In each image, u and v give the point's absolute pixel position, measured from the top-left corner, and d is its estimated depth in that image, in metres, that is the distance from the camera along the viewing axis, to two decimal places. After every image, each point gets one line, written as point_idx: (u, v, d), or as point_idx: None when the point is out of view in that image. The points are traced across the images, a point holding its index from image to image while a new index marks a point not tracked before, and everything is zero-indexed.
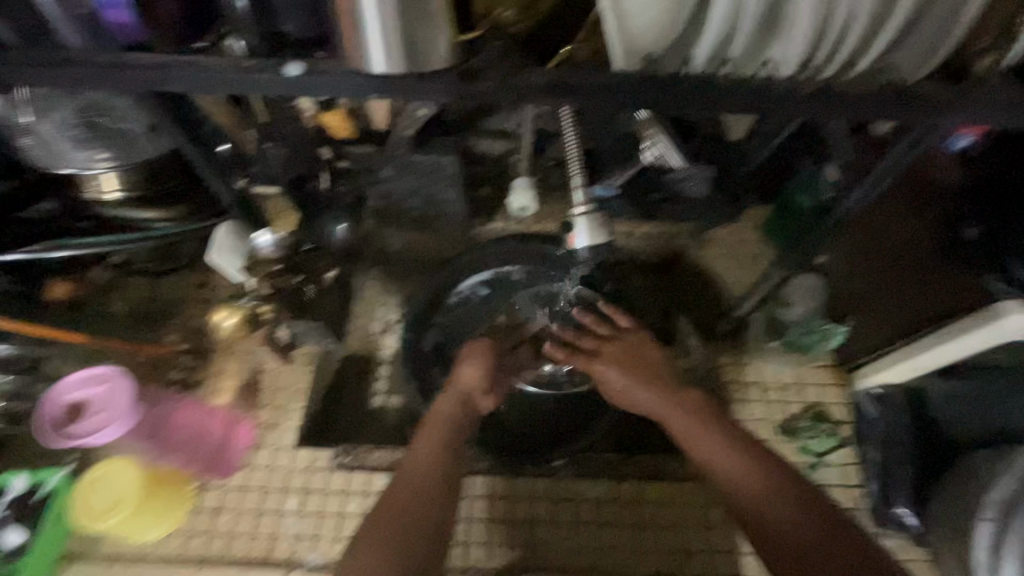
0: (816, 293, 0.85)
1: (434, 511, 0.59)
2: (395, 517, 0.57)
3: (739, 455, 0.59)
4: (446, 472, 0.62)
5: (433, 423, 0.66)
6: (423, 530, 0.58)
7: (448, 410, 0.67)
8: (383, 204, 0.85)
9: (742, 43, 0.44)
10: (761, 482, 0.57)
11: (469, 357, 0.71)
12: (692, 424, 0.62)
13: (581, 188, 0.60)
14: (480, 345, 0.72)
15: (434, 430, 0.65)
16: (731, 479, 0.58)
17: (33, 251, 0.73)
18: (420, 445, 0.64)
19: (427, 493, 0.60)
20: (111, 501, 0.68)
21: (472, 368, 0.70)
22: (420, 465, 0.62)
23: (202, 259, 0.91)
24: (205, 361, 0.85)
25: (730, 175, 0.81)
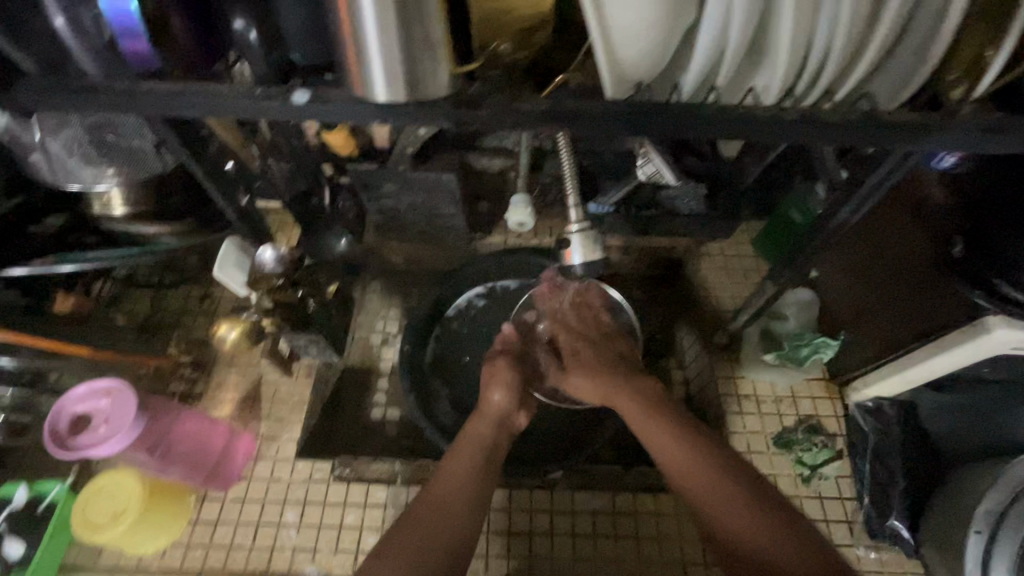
0: (810, 309, 0.86)
1: (463, 533, 0.60)
2: (418, 534, 0.58)
3: (731, 486, 0.57)
4: (473, 492, 0.63)
5: (467, 445, 0.68)
6: (445, 545, 0.58)
7: (484, 431, 0.70)
8: (383, 220, 0.87)
9: (726, 71, 0.48)
10: (758, 515, 0.55)
11: (497, 383, 0.75)
12: (675, 450, 0.61)
13: (576, 207, 0.62)
14: (503, 368, 0.76)
15: (467, 454, 0.67)
16: (722, 511, 0.56)
17: (37, 267, 0.74)
18: (452, 465, 0.65)
19: (456, 511, 0.61)
20: (109, 515, 0.67)
21: (502, 394, 0.74)
22: (447, 485, 0.63)
23: (207, 273, 0.95)
24: (207, 373, 0.86)
25: (725, 195, 0.83)
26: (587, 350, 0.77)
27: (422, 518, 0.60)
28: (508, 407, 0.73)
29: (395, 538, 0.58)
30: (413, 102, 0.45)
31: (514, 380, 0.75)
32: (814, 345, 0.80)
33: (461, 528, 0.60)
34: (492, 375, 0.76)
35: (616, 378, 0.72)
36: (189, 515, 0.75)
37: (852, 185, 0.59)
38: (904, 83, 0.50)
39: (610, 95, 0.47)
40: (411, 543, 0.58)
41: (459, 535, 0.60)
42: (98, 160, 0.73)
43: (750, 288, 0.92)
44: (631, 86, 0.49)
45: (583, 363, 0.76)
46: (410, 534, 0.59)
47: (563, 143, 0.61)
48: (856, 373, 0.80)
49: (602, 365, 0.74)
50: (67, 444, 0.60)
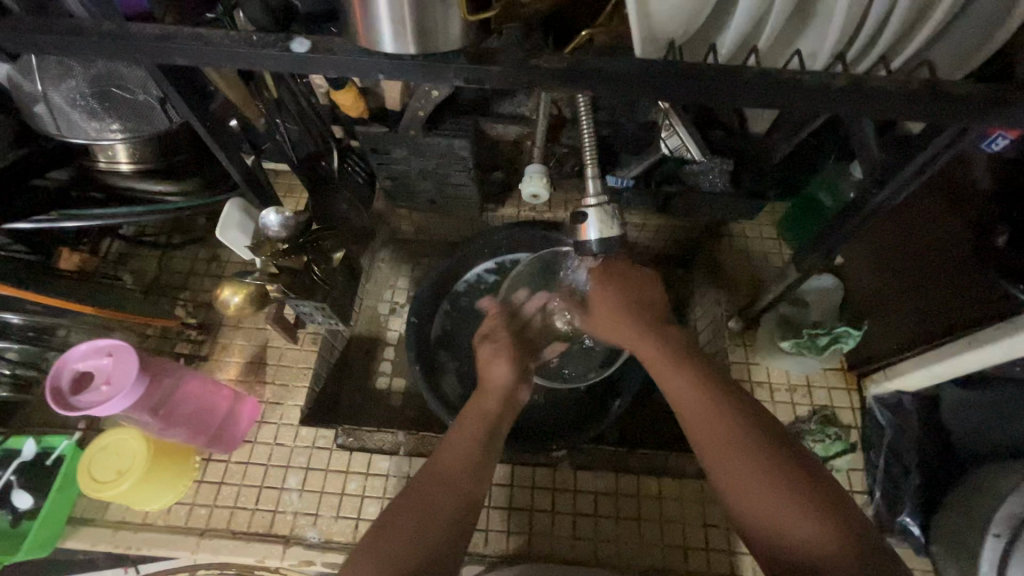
0: (830, 297, 0.83)
1: (463, 507, 0.59)
2: (419, 505, 0.57)
3: (762, 454, 0.54)
4: (476, 463, 0.61)
5: (473, 416, 0.66)
6: (446, 518, 0.57)
7: (489, 406, 0.67)
8: (393, 186, 0.85)
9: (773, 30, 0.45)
10: (783, 484, 0.52)
11: (499, 358, 0.72)
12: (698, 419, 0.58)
13: (595, 179, 0.59)
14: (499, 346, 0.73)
15: (472, 425, 0.65)
16: (747, 489, 0.53)
17: (41, 222, 0.72)
18: (455, 437, 0.63)
19: (457, 484, 0.59)
20: (114, 473, 0.67)
21: (505, 368, 0.71)
22: (449, 458, 0.61)
23: (215, 235, 0.93)
24: (213, 336, 0.86)
25: (751, 171, 0.79)
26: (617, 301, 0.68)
27: (422, 493, 0.58)
28: (510, 381, 0.70)
29: (398, 516, 0.57)
30: (423, 55, 0.42)
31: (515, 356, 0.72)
32: (834, 334, 0.76)
33: (462, 502, 0.59)
34: (493, 353, 0.73)
35: (636, 326, 0.67)
36: (193, 475, 0.76)
37: (894, 164, 0.55)
38: (977, 50, 0.50)
39: (641, 56, 0.45)
40: (412, 519, 0.56)
41: (457, 511, 0.58)
42: (100, 114, 0.71)
43: (767, 273, 0.89)
44: (662, 45, 0.46)
45: (617, 307, 0.68)
46: (411, 510, 0.57)
47: (584, 108, 0.57)
48: (876, 366, 0.77)
49: (633, 306, 0.67)
50: (66, 400, 0.59)
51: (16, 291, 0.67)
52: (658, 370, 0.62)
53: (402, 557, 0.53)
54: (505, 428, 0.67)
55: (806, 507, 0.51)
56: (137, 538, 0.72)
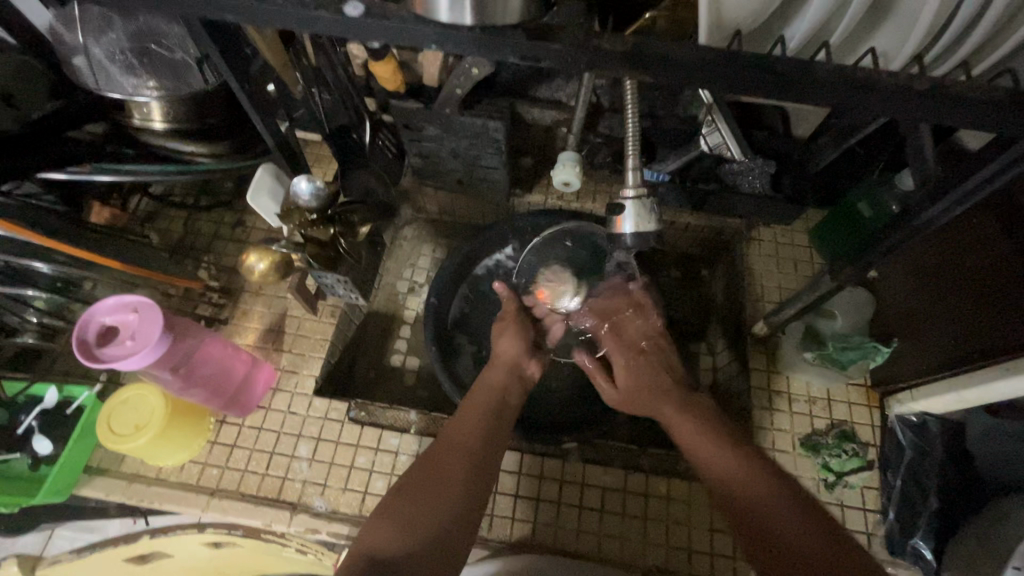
0: (860, 309, 0.81)
1: (472, 481, 0.59)
2: (426, 478, 0.58)
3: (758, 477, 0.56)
4: (486, 434, 0.63)
5: (482, 390, 0.68)
6: (455, 488, 0.58)
7: (495, 381, 0.70)
8: (422, 163, 0.84)
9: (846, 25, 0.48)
10: (772, 504, 0.53)
11: (507, 334, 0.76)
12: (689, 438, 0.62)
13: (634, 170, 0.57)
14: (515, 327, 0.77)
15: (480, 402, 0.66)
16: (734, 492, 0.55)
17: (73, 174, 0.73)
18: (466, 411, 0.65)
19: (466, 454, 0.60)
20: (132, 428, 0.68)
21: (511, 342, 0.75)
22: (460, 431, 0.63)
23: (241, 200, 0.94)
24: (234, 301, 0.86)
25: (793, 175, 0.77)
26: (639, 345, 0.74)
27: (433, 458, 0.60)
28: (516, 354, 0.74)
29: (411, 481, 0.59)
30: (480, 27, 0.41)
31: (523, 333, 0.76)
32: (863, 349, 0.75)
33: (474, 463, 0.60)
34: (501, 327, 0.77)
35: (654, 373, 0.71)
36: (207, 436, 0.77)
37: (950, 181, 0.52)
38: None
39: (702, 44, 0.48)
40: (421, 484, 0.58)
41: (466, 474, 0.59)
42: (137, 69, 0.71)
43: (797, 281, 0.86)
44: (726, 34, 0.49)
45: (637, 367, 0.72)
46: (420, 483, 0.58)
47: (631, 93, 0.55)
48: (902, 386, 0.75)
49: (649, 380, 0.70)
50: (95, 353, 0.60)
51: (47, 240, 0.68)
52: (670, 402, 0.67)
53: (417, 516, 0.55)
54: (514, 401, 0.69)
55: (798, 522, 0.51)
56: (150, 492, 0.74)
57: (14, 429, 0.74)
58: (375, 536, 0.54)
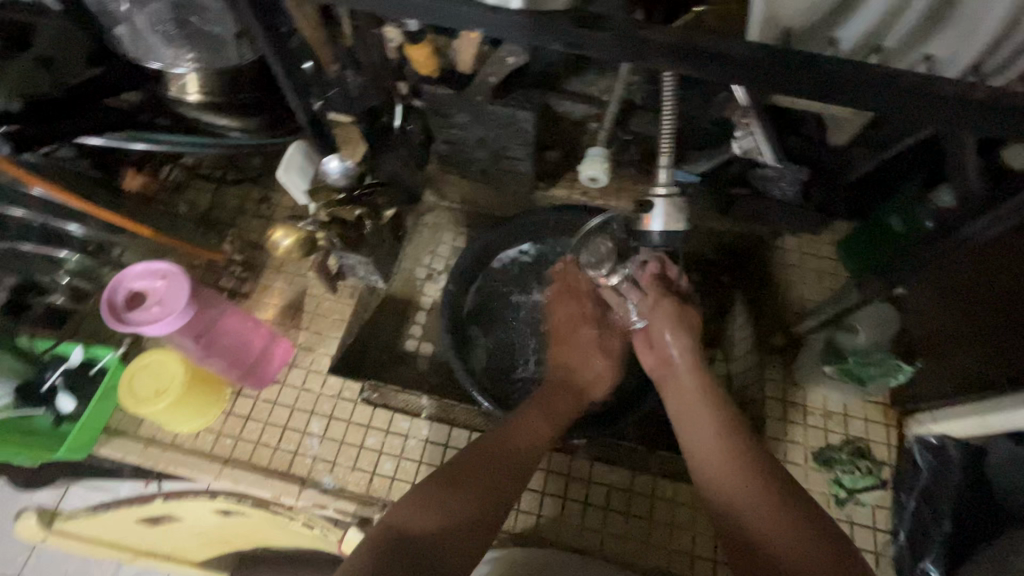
0: (886, 325, 0.78)
1: (511, 475, 0.66)
2: (471, 464, 0.65)
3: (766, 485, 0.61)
4: (534, 435, 0.70)
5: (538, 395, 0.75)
6: (494, 480, 0.65)
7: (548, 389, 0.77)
8: (449, 151, 0.84)
9: (904, 30, 0.50)
10: (774, 506, 0.59)
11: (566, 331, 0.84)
12: (710, 446, 0.65)
13: (667, 168, 0.57)
14: (573, 316, 0.85)
15: (534, 407, 0.73)
16: (736, 497, 0.61)
17: (113, 140, 0.76)
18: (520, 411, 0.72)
19: (511, 449, 0.67)
20: (152, 392, 0.71)
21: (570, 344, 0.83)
22: (510, 427, 0.69)
23: (268, 177, 0.95)
24: (256, 276, 0.87)
25: (824, 185, 0.75)
26: (678, 334, 0.77)
27: (481, 454, 0.66)
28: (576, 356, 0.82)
29: (456, 468, 0.65)
30: (528, 11, 0.41)
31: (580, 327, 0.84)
32: (884, 366, 0.74)
33: (517, 473, 0.66)
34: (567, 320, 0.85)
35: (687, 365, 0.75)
36: (222, 406, 0.78)
37: (995, 197, 0.53)
38: None
39: (752, 38, 0.51)
40: (465, 470, 0.65)
41: (507, 479, 0.66)
42: (176, 42, 0.75)
43: (821, 294, 0.85)
44: (780, 33, 0.52)
45: (682, 351, 0.76)
46: (465, 467, 0.65)
47: (670, 86, 0.55)
48: (924, 407, 0.74)
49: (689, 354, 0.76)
50: (122, 318, 0.61)
51: (83, 204, 0.70)
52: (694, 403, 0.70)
53: (453, 506, 0.62)
54: (564, 407, 0.76)
55: (796, 530, 0.57)
56: (165, 456, 0.76)
57: (39, 385, 0.76)
58: (415, 512, 0.60)
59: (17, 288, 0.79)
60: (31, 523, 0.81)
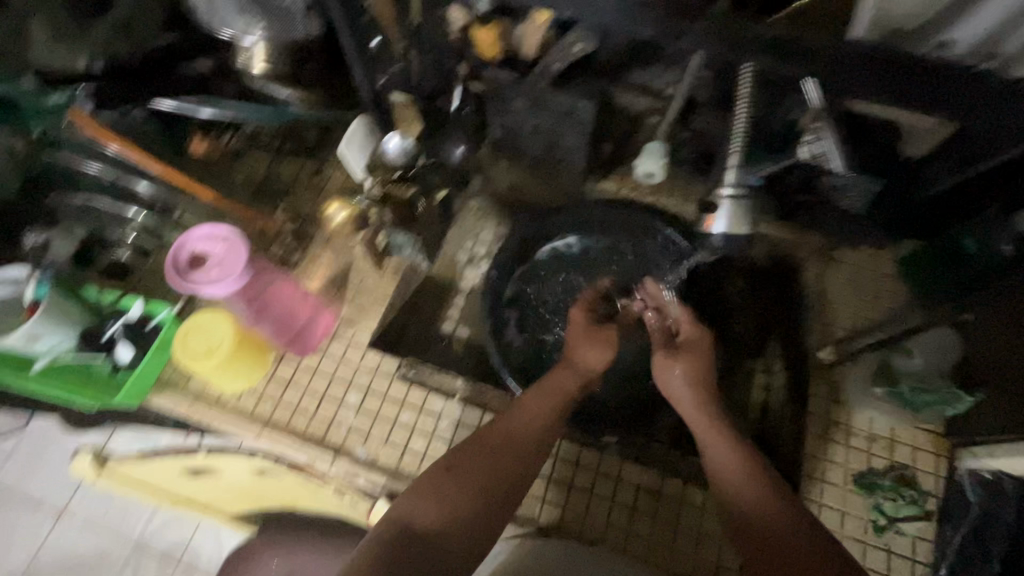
0: (947, 352, 0.75)
1: (516, 478, 0.66)
2: (477, 463, 0.65)
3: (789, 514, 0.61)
4: (543, 433, 0.68)
5: (551, 387, 0.71)
6: (499, 482, 0.65)
7: (564, 384, 0.72)
8: (502, 136, 0.84)
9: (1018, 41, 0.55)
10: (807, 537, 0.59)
11: (581, 339, 0.75)
12: (737, 473, 0.64)
13: (736, 169, 0.56)
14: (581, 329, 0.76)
15: (545, 402, 0.70)
16: (757, 518, 0.61)
17: (183, 106, 0.77)
18: (530, 406, 0.69)
19: (519, 450, 0.67)
20: (205, 348, 0.74)
21: (586, 347, 0.74)
22: (519, 426, 0.68)
23: (322, 149, 0.96)
24: (305, 247, 0.89)
25: (894, 202, 0.76)
26: (686, 368, 0.72)
27: (487, 451, 0.66)
28: (596, 361, 0.74)
29: (463, 460, 0.66)
30: None
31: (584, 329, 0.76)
32: (940, 394, 0.71)
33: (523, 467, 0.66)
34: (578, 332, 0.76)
35: (703, 379, 0.72)
36: (266, 370, 0.81)
37: None
38: None
39: (854, 36, 0.62)
40: (474, 469, 0.65)
41: (512, 467, 0.66)
42: (250, 12, 0.73)
43: (877, 312, 0.82)
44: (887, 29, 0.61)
45: (696, 367, 0.72)
46: (472, 466, 0.65)
47: (747, 77, 0.55)
48: (981, 440, 0.69)
49: (706, 372, 0.72)
50: (185, 279, 0.64)
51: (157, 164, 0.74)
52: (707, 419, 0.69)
53: (458, 499, 0.62)
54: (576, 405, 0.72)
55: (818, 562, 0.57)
56: (210, 413, 0.79)
57: (101, 334, 0.80)
58: (420, 508, 0.61)
59: (90, 238, 0.84)
60: (84, 462, 0.86)
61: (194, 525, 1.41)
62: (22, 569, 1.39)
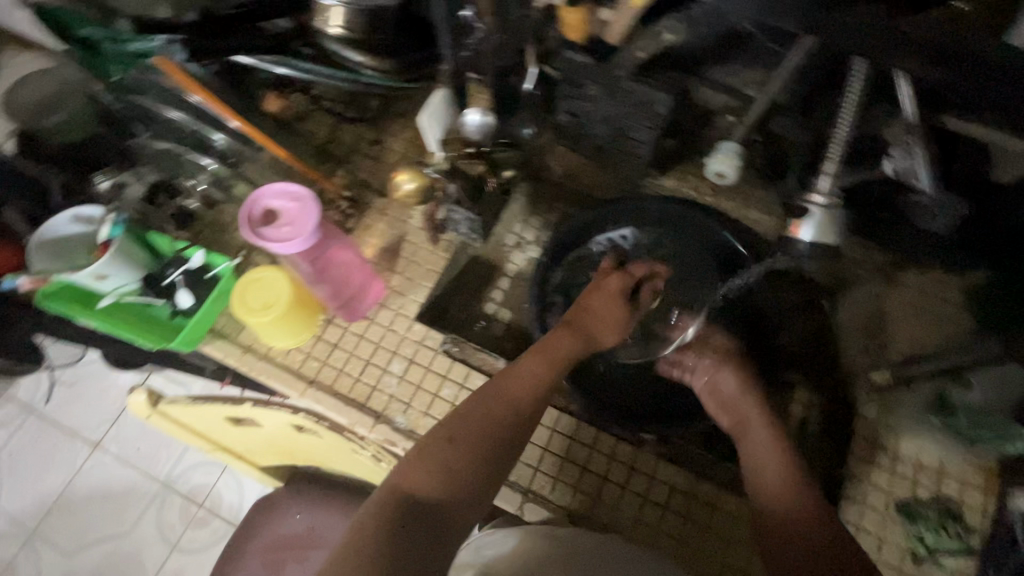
0: (1014, 386, 0.71)
1: (515, 439, 0.65)
2: (477, 426, 0.64)
3: (823, 535, 0.59)
4: (539, 394, 0.67)
5: (544, 349, 0.70)
6: (499, 445, 0.64)
7: (563, 348, 0.71)
8: (568, 122, 0.83)
9: None
10: (830, 555, 0.58)
11: (596, 306, 0.75)
12: (780, 491, 0.63)
13: (830, 177, 0.59)
14: (601, 298, 0.76)
15: (540, 363, 0.69)
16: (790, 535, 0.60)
17: (263, 62, 0.81)
18: (524, 369, 0.68)
19: (520, 411, 0.66)
20: (263, 303, 0.75)
21: (605, 326, 0.75)
22: (518, 388, 0.67)
23: (383, 119, 0.96)
24: (360, 214, 0.90)
25: (981, 225, 0.72)
26: (743, 383, 0.72)
27: (484, 413, 0.65)
28: (607, 331, 0.75)
29: (460, 428, 0.64)
30: None
31: (620, 310, 0.75)
32: (1003, 431, 0.69)
33: (519, 431, 0.65)
34: (593, 305, 0.75)
35: (752, 397, 0.71)
36: (314, 330, 0.82)
37: None
38: None
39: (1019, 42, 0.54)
40: (472, 433, 0.63)
41: (510, 430, 0.65)
42: None
43: (938, 339, 0.78)
44: None
45: (744, 387, 0.72)
46: (470, 429, 0.63)
47: (857, 75, 0.59)
48: None
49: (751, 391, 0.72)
50: (257, 232, 0.66)
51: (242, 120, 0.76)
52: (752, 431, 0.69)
53: (458, 469, 0.61)
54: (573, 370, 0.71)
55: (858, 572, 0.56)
56: (259, 365, 0.81)
57: (161, 279, 0.83)
58: (415, 477, 0.60)
59: (155, 185, 0.89)
60: (139, 401, 0.86)
61: (219, 471, 1.46)
62: (56, 494, 1.46)
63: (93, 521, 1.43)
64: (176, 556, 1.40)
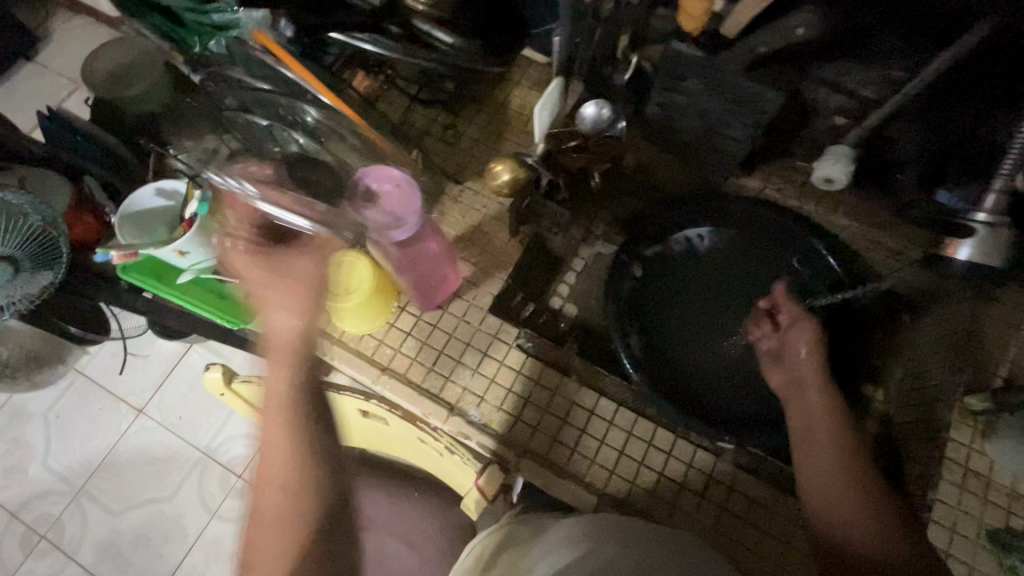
0: None
1: (300, 503, 0.60)
2: (270, 529, 0.59)
3: (865, 494, 0.61)
4: (286, 464, 0.61)
5: (273, 405, 0.63)
6: (296, 530, 0.59)
7: (285, 385, 0.64)
8: (660, 116, 0.79)
9: None
10: (871, 512, 0.60)
11: (271, 307, 0.64)
12: (829, 466, 0.63)
13: (995, 195, 0.64)
14: (272, 292, 0.64)
15: (276, 428, 0.63)
16: (822, 502, 0.63)
17: (355, 38, 0.77)
18: (264, 458, 0.62)
19: (290, 483, 0.61)
20: (340, 289, 0.75)
21: (282, 316, 0.64)
22: (278, 460, 0.61)
23: (458, 104, 0.94)
24: (434, 201, 0.88)
25: None
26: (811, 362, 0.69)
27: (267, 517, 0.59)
28: (295, 325, 0.65)
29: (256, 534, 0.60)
30: None
31: (299, 295, 0.65)
32: None
33: (298, 509, 0.60)
34: (264, 297, 0.65)
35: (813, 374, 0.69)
36: (388, 318, 0.81)
37: None
38: None
39: None
40: (268, 531, 0.59)
41: (294, 515, 0.60)
42: None
43: None
44: None
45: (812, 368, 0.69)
46: (261, 534, 0.59)
47: None
48: None
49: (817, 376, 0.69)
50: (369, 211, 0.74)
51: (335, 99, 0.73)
52: (800, 407, 0.68)
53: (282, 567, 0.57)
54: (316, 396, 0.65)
55: (892, 529, 0.59)
56: (335, 350, 0.81)
57: None
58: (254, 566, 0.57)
59: None
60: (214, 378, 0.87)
61: None
62: (102, 455, 1.49)
63: (136, 483, 1.47)
64: (216, 522, 1.43)
